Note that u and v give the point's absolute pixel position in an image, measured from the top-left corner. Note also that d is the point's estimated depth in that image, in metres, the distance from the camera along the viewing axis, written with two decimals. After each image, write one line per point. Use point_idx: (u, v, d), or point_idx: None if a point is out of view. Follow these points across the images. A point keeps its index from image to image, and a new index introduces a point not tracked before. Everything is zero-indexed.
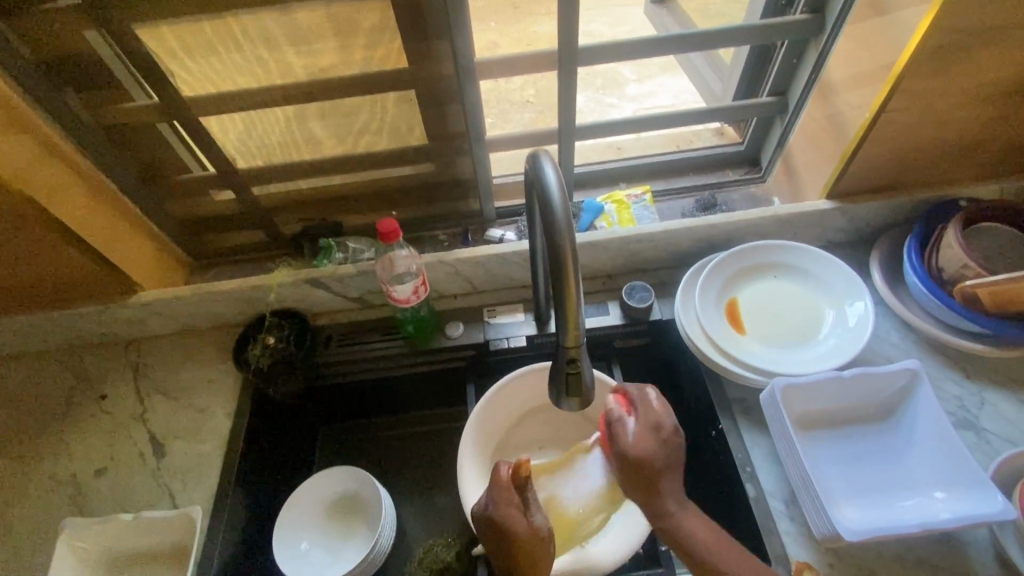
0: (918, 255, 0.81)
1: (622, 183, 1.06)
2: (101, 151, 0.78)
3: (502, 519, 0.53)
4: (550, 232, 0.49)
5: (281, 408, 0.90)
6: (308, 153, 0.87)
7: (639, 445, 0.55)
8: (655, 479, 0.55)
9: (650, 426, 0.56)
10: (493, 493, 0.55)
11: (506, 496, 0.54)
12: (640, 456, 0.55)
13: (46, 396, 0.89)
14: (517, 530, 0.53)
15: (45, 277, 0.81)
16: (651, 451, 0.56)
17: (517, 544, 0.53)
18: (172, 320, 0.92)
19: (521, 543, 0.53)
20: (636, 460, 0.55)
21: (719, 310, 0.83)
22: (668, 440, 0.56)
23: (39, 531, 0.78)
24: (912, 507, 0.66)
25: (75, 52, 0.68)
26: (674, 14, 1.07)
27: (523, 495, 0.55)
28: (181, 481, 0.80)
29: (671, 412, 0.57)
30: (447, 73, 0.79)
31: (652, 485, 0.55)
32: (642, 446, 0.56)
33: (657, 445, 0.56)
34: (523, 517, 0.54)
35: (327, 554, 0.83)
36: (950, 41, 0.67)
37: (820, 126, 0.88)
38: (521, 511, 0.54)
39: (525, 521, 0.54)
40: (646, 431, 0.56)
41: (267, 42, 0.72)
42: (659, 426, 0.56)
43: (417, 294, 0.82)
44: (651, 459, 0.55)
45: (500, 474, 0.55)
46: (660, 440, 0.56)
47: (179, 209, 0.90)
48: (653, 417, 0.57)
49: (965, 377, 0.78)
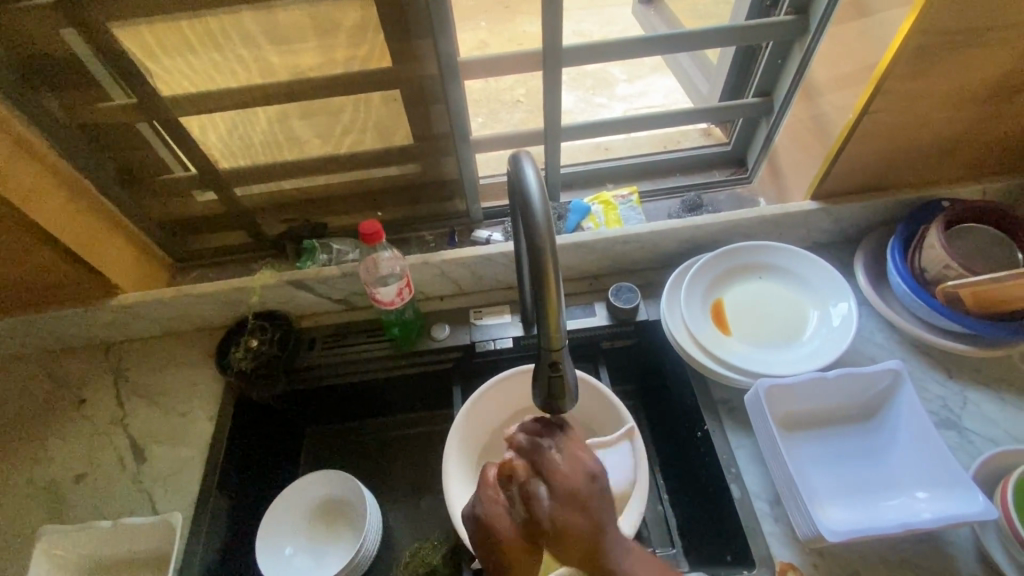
0: (900, 255, 0.82)
1: (609, 183, 1.06)
2: (78, 152, 0.76)
3: (492, 523, 0.45)
4: (530, 234, 0.49)
5: (265, 412, 0.89)
6: (291, 154, 0.86)
7: (564, 513, 0.45)
8: (588, 547, 0.46)
9: (569, 492, 0.46)
10: (480, 494, 0.46)
11: (494, 497, 0.46)
12: (563, 527, 0.45)
13: (24, 401, 0.88)
14: (508, 539, 0.45)
15: (22, 280, 0.80)
16: (574, 518, 0.46)
17: (506, 559, 0.45)
18: (153, 323, 0.90)
19: (512, 555, 0.45)
20: (565, 533, 0.45)
21: (704, 311, 0.83)
22: (590, 500, 0.47)
23: (15, 538, 0.77)
24: (895, 507, 0.66)
25: (49, 50, 0.67)
26: (661, 15, 1.07)
27: (511, 496, 0.46)
28: (162, 486, 0.79)
29: (586, 462, 0.48)
30: (431, 73, 0.78)
31: (592, 555, 0.47)
32: (560, 512, 0.45)
33: (578, 508, 0.46)
34: (512, 520, 0.45)
35: (312, 558, 0.82)
36: (931, 42, 0.67)
37: (805, 127, 0.88)
38: (510, 515, 0.45)
39: (517, 524, 0.45)
40: (568, 494, 0.46)
41: (247, 40, 0.71)
42: (578, 486, 0.47)
43: (401, 295, 0.81)
44: (576, 524, 0.46)
45: (487, 473, 0.47)
46: (582, 502, 0.46)
47: (160, 210, 0.89)
48: (570, 475, 0.46)
49: (947, 377, 0.79)
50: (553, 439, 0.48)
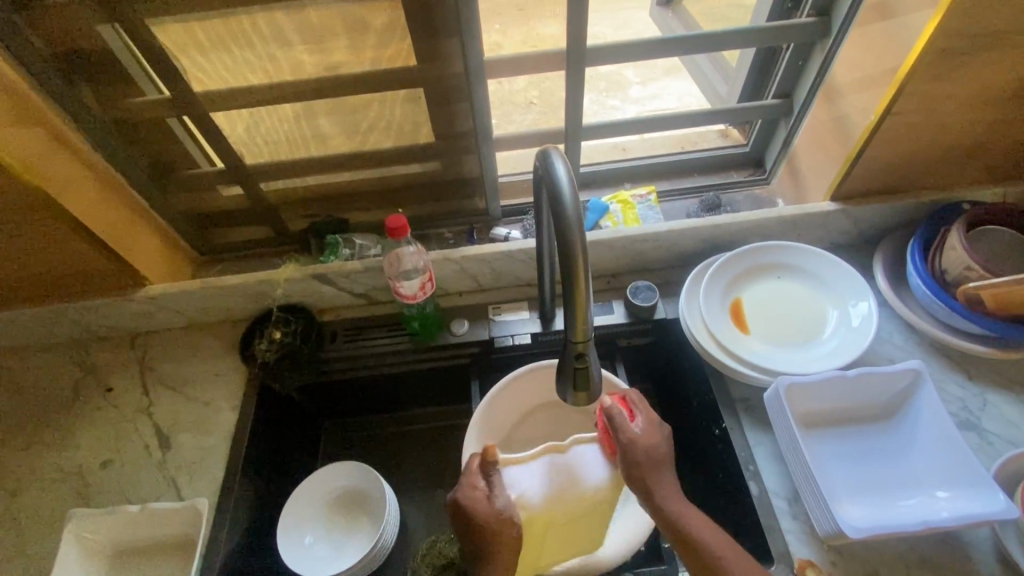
0: (921, 257, 0.82)
1: (627, 183, 1.06)
2: (112, 145, 0.78)
3: (468, 504, 0.56)
4: (560, 228, 0.50)
5: (285, 403, 0.90)
6: (315, 150, 0.88)
7: (645, 437, 0.60)
8: (658, 467, 0.60)
9: (656, 420, 0.62)
10: (461, 480, 0.58)
11: (471, 480, 0.58)
12: (657, 428, 0.62)
13: (53, 389, 0.90)
14: (486, 518, 0.56)
15: (54, 269, 0.82)
16: (656, 442, 0.61)
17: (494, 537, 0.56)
18: (179, 314, 0.92)
19: (489, 530, 0.56)
20: (643, 449, 0.60)
21: (723, 308, 0.84)
22: (670, 435, 0.62)
23: (45, 521, 0.78)
24: (914, 506, 0.66)
25: (88, 46, 0.69)
26: (679, 17, 1.08)
27: (488, 480, 0.58)
28: (187, 473, 0.80)
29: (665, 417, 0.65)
30: (456, 71, 0.80)
31: (644, 478, 0.59)
32: (654, 440, 0.61)
33: (659, 435, 0.61)
34: (493, 506, 0.57)
35: (331, 548, 0.83)
36: (955, 45, 0.67)
37: (825, 129, 0.88)
38: (486, 496, 0.57)
39: (489, 506, 0.57)
40: (649, 421, 0.62)
41: (279, 39, 0.72)
42: (665, 419, 0.63)
43: (424, 290, 0.83)
44: (653, 451, 0.60)
45: (470, 462, 0.59)
46: (665, 431, 0.62)
47: (187, 204, 0.91)
48: (654, 408, 0.64)
49: (967, 379, 0.79)
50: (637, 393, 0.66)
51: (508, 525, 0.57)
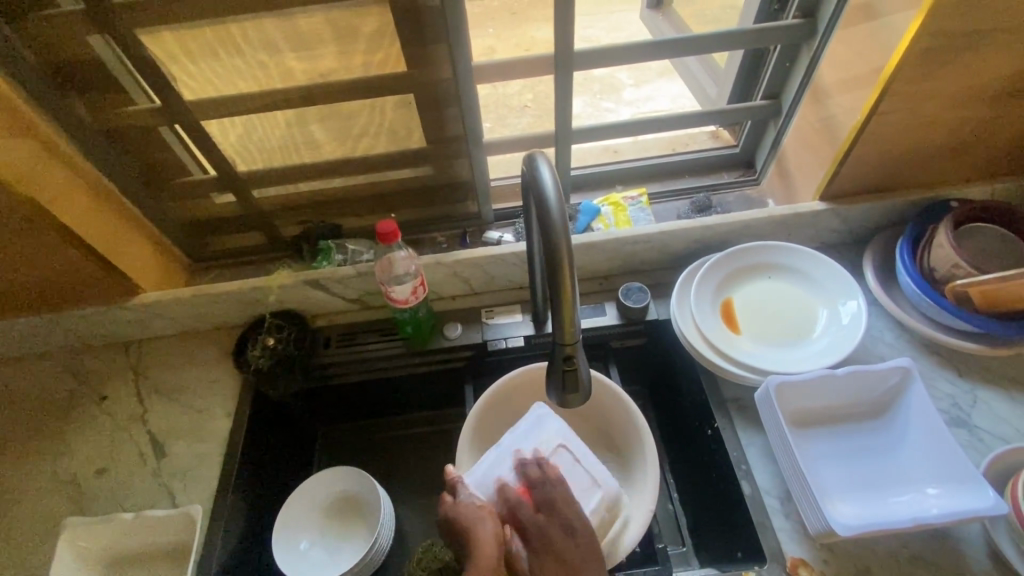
0: (909, 255, 0.83)
1: (619, 185, 1.07)
2: (103, 154, 0.79)
3: (446, 516, 0.63)
4: (545, 232, 0.51)
5: (280, 409, 0.91)
6: (308, 157, 0.88)
7: (535, 568, 0.59)
8: None
9: (547, 545, 0.60)
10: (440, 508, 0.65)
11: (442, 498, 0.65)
12: (549, 542, 0.60)
13: (48, 398, 0.90)
14: (461, 515, 0.62)
15: (48, 279, 0.82)
16: (550, 573, 0.58)
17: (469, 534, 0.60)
18: (173, 321, 0.92)
19: (464, 525, 0.61)
20: None
21: (714, 310, 0.84)
22: (566, 552, 0.59)
23: (39, 530, 0.79)
24: (904, 503, 0.66)
25: (78, 56, 0.69)
26: (669, 20, 1.09)
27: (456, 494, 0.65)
28: (182, 480, 0.81)
29: (564, 518, 0.62)
30: (446, 76, 0.80)
31: None
32: (548, 562, 0.59)
33: (554, 561, 0.59)
34: (466, 505, 0.63)
35: (327, 553, 0.83)
36: (937, 45, 0.68)
37: (813, 129, 0.89)
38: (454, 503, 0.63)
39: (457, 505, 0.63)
40: (537, 549, 0.60)
41: (270, 47, 0.73)
42: (557, 538, 0.60)
43: (416, 294, 0.83)
44: (551, 574, 0.58)
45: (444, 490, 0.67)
46: (558, 556, 0.59)
47: (180, 211, 0.91)
48: (550, 526, 0.61)
49: (957, 375, 0.79)
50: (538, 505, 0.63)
51: (480, 517, 0.61)
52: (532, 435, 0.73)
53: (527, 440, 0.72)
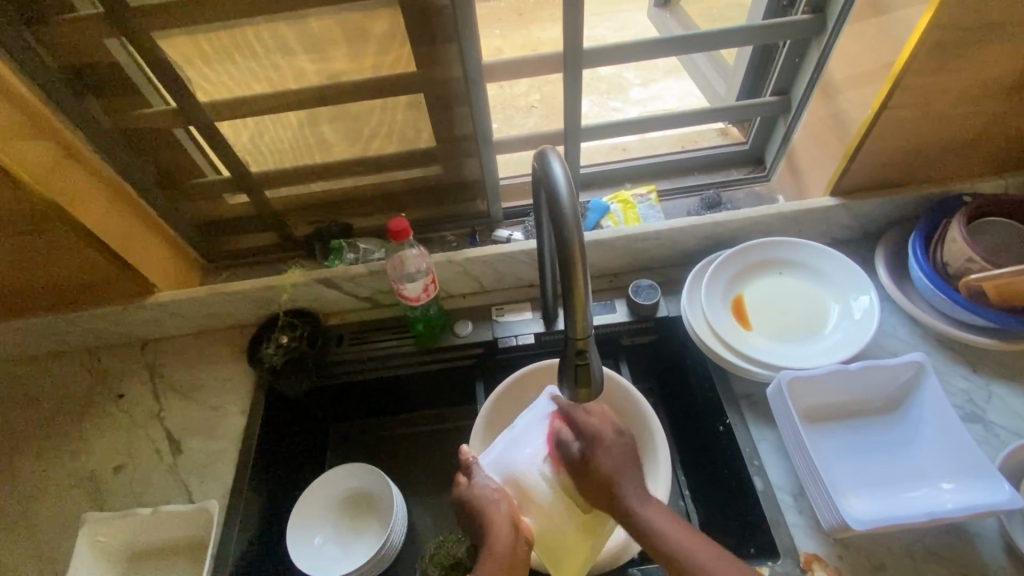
0: (922, 250, 0.82)
1: (627, 183, 1.07)
2: (120, 156, 0.80)
3: (462, 500, 0.64)
4: (558, 227, 0.51)
5: (293, 407, 0.92)
6: (319, 157, 0.89)
7: (586, 453, 0.63)
8: (610, 484, 0.60)
9: (595, 437, 0.63)
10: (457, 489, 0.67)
11: (457, 480, 0.66)
12: (598, 435, 0.63)
13: (66, 396, 0.91)
14: (474, 501, 0.63)
15: (67, 278, 0.84)
16: (598, 461, 0.62)
17: (484, 516, 0.61)
18: (188, 320, 0.93)
19: (478, 509, 0.62)
20: (587, 471, 0.62)
21: (725, 306, 0.84)
22: (612, 444, 0.63)
23: (59, 525, 0.80)
24: (919, 497, 0.66)
25: (96, 60, 0.71)
26: (677, 18, 1.09)
27: (470, 476, 0.66)
28: (198, 476, 0.82)
29: (611, 419, 0.65)
30: (456, 76, 0.81)
31: (604, 484, 0.61)
32: (594, 453, 0.62)
33: (601, 450, 0.62)
34: (481, 488, 0.64)
35: (341, 548, 0.84)
36: (949, 38, 0.68)
37: (823, 125, 0.89)
38: (468, 486, 0.65)
39: (470, 489, 0.64)
40: (585, 440, 0.64)
41: (282, 49, 0.74)
42: (604, 432, 0.63)
43: (427, 292, 0.84)
44: (599, 463, 0.62)
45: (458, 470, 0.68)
46: (606, 445, 0.63)
47: (195, 212, 0.92)
48: (598, 422, 0.64)
49: (972, 371, 0.79)
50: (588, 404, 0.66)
51: (494, 501, 0.62)
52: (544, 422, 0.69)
53: (539, 423, 0.68)
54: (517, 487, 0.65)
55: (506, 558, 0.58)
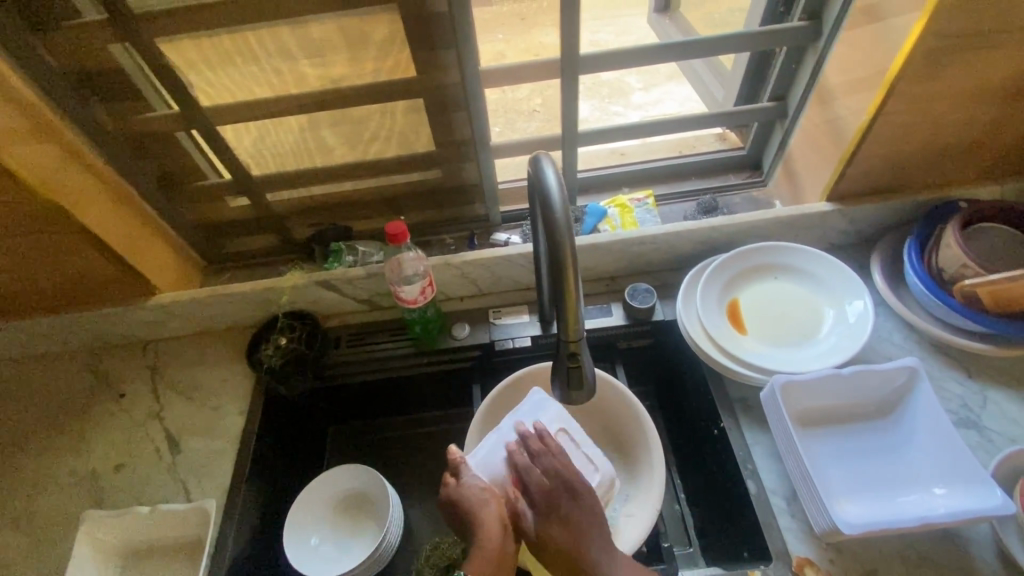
0: (917, 256, 0.82)
1: (625, 187, 1.08)
2: (123, 159, 0.81)
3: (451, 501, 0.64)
4: (550, 231, 0.52)
5: (292, 407, 0.93)
6: (320, 160, 0.90)
7: (542, 528, 0.61)
8: (571, 556, 0.60)
9: (551, 508, 0.62)
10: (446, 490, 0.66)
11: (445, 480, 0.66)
12: (554, 505, 0.62)
13: (68, 395, 0.92)
14: (464, 500, 0.63)
15: (69, 279, 0.85)
16: (557, 534, 0.61)
17: (474, 515, 0.62)
18: (188, 321, 0.95)
19: (467, 509, 0.63)
20: (546, 548, 0.61)
21: (721, 310, 0.85)
22: (569, 513, 0.62)
23: (59, 522, 0.81)
24: (912, 502, 0.66)
25: (100, 64, 0.72)
26: (676, 24, 1.10)
27: (460, 477, 0.66)
28: (196, 475, 0.83)
29: (569, 478, 0.64)
30: (454, 80, 0.82)
31: (566, 557, 0.60)
32: (550, 525, 0.61)
33: (558, 524, 0.61)
34: (469, 487, 0.65)
35: (337, 548, 0.84)
36: (942, 45, 0.68)
37: (820, 131, 0.89)
38: (457, 486, 0.65)
39: (460, 488, 0.65)
40: (542, 511, 0.62)
41: (283, 54, 0.75)
42: (559, 499, 0.63)
43: (424, 294, 0.85)
44: (557, 537, 0.61)
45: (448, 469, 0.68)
46: (562, 515, 0.62)
47: (196, 214, 0.94)
48: (552, 489, 0.63)
49: (967, 377, 0.79)
50: (539, 469, 0.65)
51: (483, 500, 0.63)
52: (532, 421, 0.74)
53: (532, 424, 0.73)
54: (503, 482, 0.68)
55: (496, 557, 0.58)
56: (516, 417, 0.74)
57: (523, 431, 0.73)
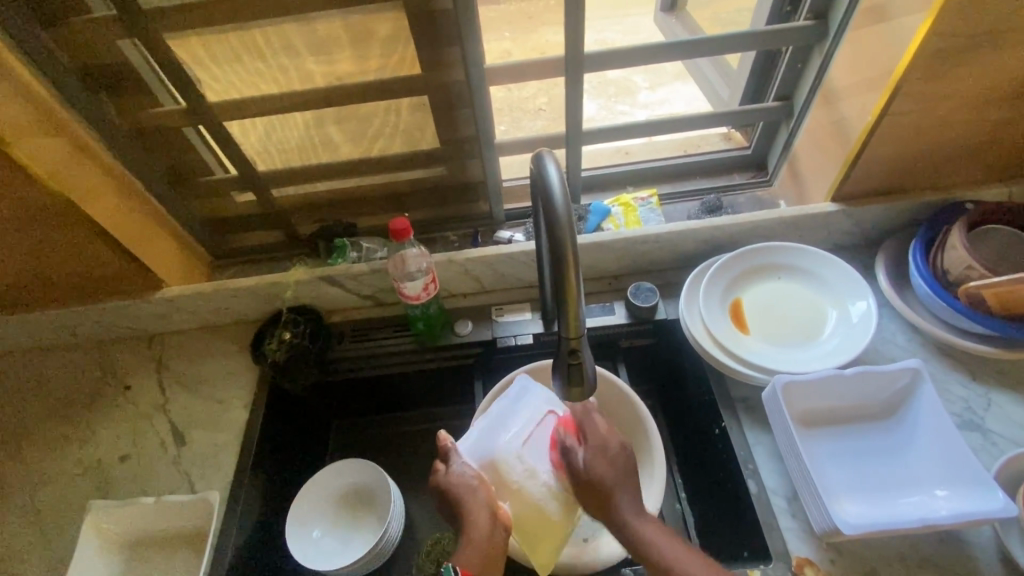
0: (922, 257, 0.82)
1: (629, 186, 1.08)
2: (131, 154, 0.82)
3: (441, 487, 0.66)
4: (552, 227, 0.52)
5: (295, 402, 0.93)
6: (325, 157, 0.91)
7: (592, 464, 0.64)
8: (608, 498, 0.63)
9: (601, 450, 0.65)
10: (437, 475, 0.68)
11: (433, 466, 0.68)
12: (602, 452, 0.65)
13: (76, 387, 0.94)
14: (453, 488, 0.65)
15: (77, 272, 0.86)
16: (601, 474, 0.64)
17: (463, 503, 0.64)
18: (194, 315, 0.95)
19: (456, 497, 0.65)
20: (588, 483, 0.64)
21: (723, 310, 0.84)
22: (614, 459, 0.65)
23: (65, 512, 0.82)
24: (913, 504, 0.66)
25: (108, 60, 0.73)
26: (682, 22, 1.10)
27: (449, 463, 0.68)
28: (200, 468, 0.83)
29: (618, 434, 0.67)
30: (459, 78, 0.82)
31: (603, 497, 0.63)
32: (598, 464, 0.64)
33: (605, 465, 0.64)
34: (459, 476, 0.66)
35: (339, 542, 0.85)
36: (949, 46, 0.68)
37: (825, 131, 0.89)
38: (446, 473, 0.67)
39: (449, 475, 0.66)
40: (594, 451, 0.65)
41: (289, 51, 0.76)
42: (608, 447, 0.66)
43: (427, 291, 0.85)
44: (601, 474, 0.64)
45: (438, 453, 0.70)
46: (609, 461, 0.65)
47: (202, 209, 0.94)
48: (606, 436, 0.67)
49: (971, 379, 0.78)
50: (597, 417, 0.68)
51: (472, 488, 0.65)
52: (519, 408, 0.72)
53: (522, 408, 0.72)
54: (494, 471, 0.67)
55: (484, 545, 0.61)
56: (508, 402, 0.73)
57: (511, 416, 0.72)
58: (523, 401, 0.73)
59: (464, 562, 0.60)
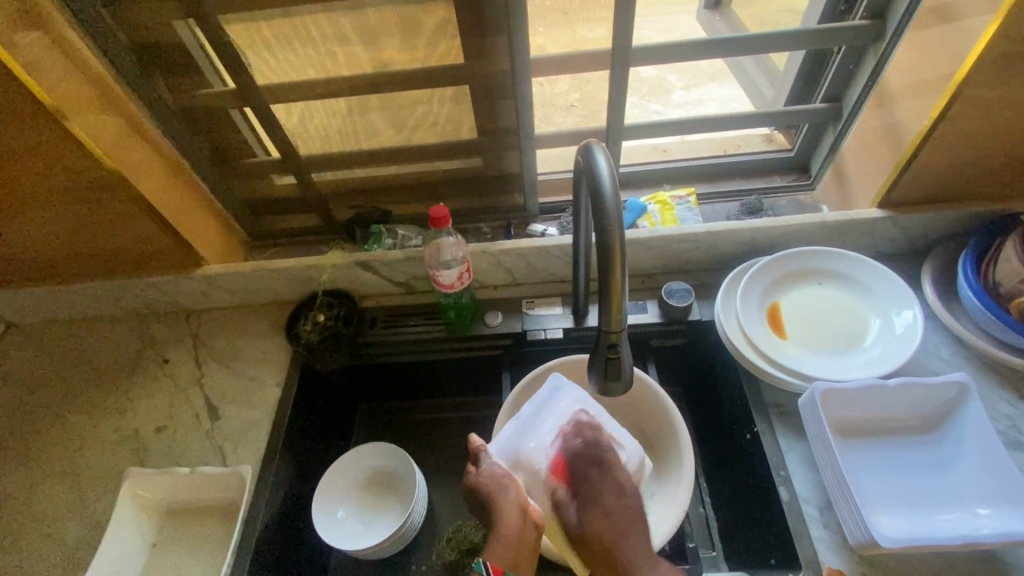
0: (973, 269, 0.79)
1: (666, 185, 1.06)
2: (180, 133, 0.84)
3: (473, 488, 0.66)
4: (600, 219, 0.51)
5: (326, 383, 0.95)
6: (365, 143, 0.92)
7: (584, 519, 0.60)
8: (610, 550, 0.58)
9: (596, 502, 0.61)
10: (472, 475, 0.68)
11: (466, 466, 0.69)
12: (598, 498, 0.61)
13: (116, 357, 0.97)
14: (484, 486, 0.65)
15: (123, 246, 0.89)
16: (599, 527, 0.59)
17: (495, 500, 0.64)
18: (231, 294, 0.97)
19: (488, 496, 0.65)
20: (586, 539, 0.59)
21: (761, 313, 0.83)
22: (612, 510, 0.61)
23: (102, 477, 0.85)
24: (952, 521, 0.64)
25: (165, 40, 0.74)
26: (727, 21, 1.08)
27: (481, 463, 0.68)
28: (232, 442, 0.85)
29: (616, 476, 0.63)
30: (502, 69, 0.82)
31: (605, 552, 0.58)
32: (592, 515, 0.60)
33: (603, 516, 0.60)
34: (488, 474, 0.66)
35: (362, 524, 0.86)
36: (1016, 50, 0.65)
37: (876, 135, 0.86)
38: (478, 473, 0.67)
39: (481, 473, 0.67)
40: (585, 504, 0.61)
41: (339, 37, 0.76)
42: (605, 500, 0.61)
43: (461, 279, 0.86)
44: (598, 527, 0.59)
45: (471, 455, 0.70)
46: (606, 513, 0.60)
47: (244, 190, 0.96)
48: (600, 480, 0.63)
49: (1019, 398, 0.75)
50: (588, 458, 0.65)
51: (504, 486, 0.65)
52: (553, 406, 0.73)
53: (555, 405, 0.73)
54: (520, 466, 0.68)
55: (514, 541, 0.60)
56: (539, 403, 0.74)
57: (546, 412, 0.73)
58: (556, 397, 0.74)
59: (494, 559, 0.58)
